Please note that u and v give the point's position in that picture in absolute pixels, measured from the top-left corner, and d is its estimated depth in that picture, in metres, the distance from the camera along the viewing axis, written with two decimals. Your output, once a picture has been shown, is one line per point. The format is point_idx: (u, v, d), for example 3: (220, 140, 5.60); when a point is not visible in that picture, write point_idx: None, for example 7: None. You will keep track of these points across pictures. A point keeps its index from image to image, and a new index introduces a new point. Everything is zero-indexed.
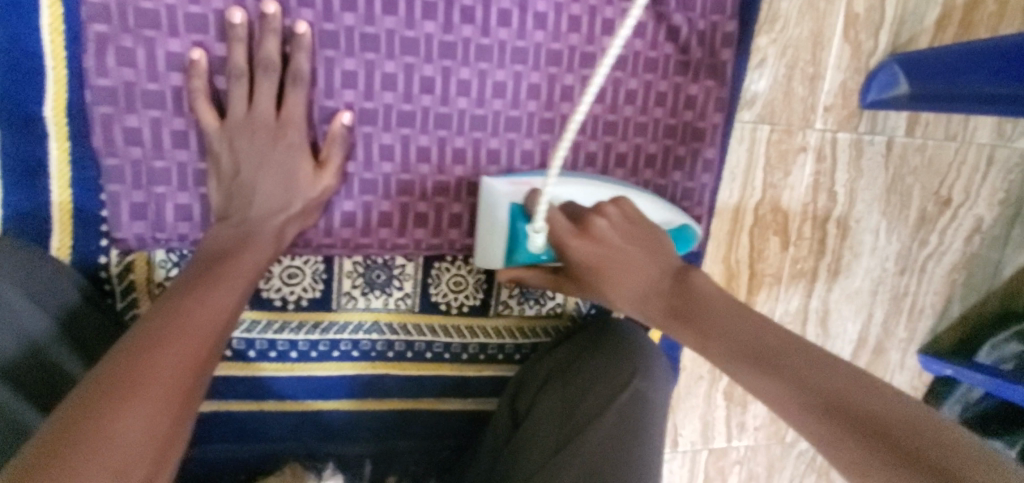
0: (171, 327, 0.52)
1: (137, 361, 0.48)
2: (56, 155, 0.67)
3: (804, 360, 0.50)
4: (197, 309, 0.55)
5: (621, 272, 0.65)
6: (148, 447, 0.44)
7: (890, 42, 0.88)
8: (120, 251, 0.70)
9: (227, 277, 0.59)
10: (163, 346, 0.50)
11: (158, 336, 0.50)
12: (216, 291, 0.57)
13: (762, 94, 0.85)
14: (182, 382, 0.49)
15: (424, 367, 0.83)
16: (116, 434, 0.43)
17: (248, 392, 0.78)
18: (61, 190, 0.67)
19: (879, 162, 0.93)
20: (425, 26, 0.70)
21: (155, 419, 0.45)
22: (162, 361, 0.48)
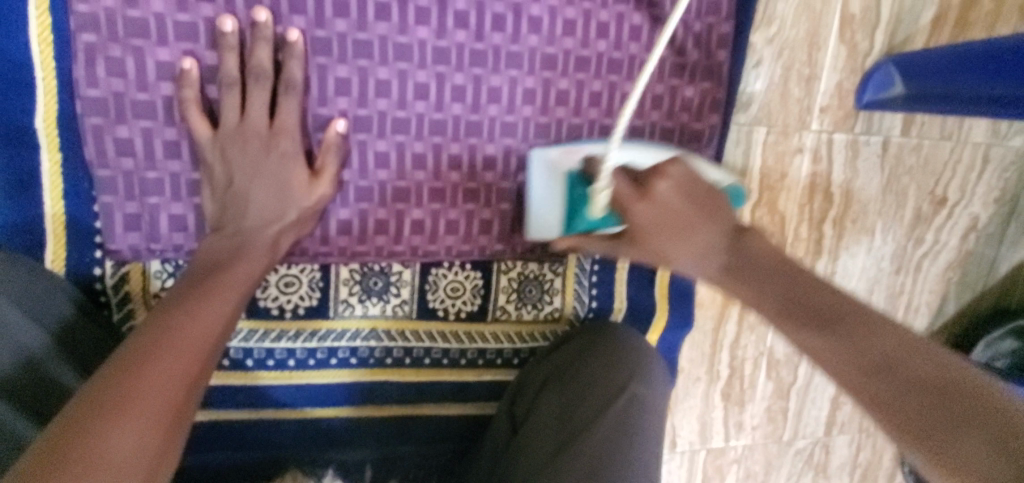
0: (162, 343, 0.52)
1: (129, 378, 0.48)
2: (48, 166, 0.66)
3: (864, 320, 0.51)
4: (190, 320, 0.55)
5: (672, 238, 0.62)
6: (140, 466, 0.45)
7: (886, 42, 0.87)
8: (115, 262, 0.70)
9: (221, 285, 0.59)
10: (155, 360, 0.50)
11: (149, 350, 0.51)
12: (208, 303, 0.57)
13: (758, 96, 0.85)
14: (173, 398, 0.49)
15: (423, 373, 0.83)
16: (105, 456, 0.43)
17: (247, 400, 0.78)
18: (54, 201, 0.67)
19: (875, 163, 0.94)
20: (419, 32, 0.70)
21: (144, 442, 0.46)
22: (153, 378, 0.49)
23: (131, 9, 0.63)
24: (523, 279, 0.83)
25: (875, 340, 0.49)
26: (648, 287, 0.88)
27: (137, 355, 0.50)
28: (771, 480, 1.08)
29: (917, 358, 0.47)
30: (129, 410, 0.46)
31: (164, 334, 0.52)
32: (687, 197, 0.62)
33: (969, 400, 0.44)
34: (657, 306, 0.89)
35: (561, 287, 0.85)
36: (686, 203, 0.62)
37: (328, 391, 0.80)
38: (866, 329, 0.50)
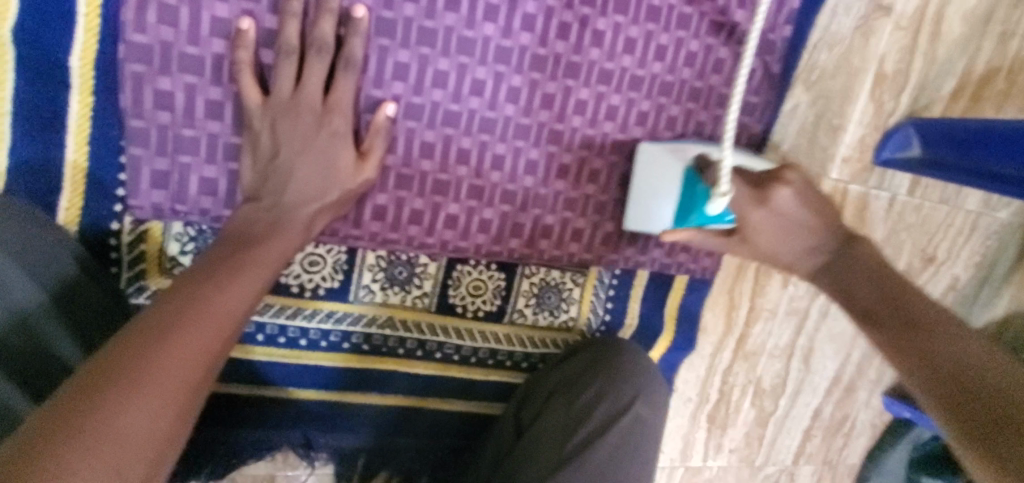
0: (187, 315, 0.49)
1: (142, 355, 0.45)
2: (77, 108, 0.62)
3: (945, 327, 0.61)
4: (214, 299, 0.52)
5: (781, 239, 0.74)
6: (150, 444, 0.42)
7: (909, 106, 0.92)
8: (134, 219, 0.65)
9: (248, 266, 0.56)
10: (173, 337, 0.47)
11: (167, 326, 0.48)
12: (236, 280, 0.55)
13: (790, 139, 0.88)
14: (194, 378, 0.46)
15: (432, 367, 0.82)
16: (112, 437, 0.40)
17: (251, 376, 0.76)
18: (78, 146, 0.63)
19: (880, 216, 0.99)
20: (485, 28, 0.69)
21: (159, 418, 0.43)
22: (170, 358, 0.46)
23: None
24: (544, 285, 0.83)
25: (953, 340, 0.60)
26: (660, 307, 0.90)
27: (154, 329, 0.47)
28: None
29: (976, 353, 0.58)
30: (140, 393, 0.43)
31: (183, 311, 0.49)
32: (794, 246, 0.74)
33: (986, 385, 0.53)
34: (666, 326, 0.91)
35: (578, 297, 0.85)
36: (785, 238, 0.74)
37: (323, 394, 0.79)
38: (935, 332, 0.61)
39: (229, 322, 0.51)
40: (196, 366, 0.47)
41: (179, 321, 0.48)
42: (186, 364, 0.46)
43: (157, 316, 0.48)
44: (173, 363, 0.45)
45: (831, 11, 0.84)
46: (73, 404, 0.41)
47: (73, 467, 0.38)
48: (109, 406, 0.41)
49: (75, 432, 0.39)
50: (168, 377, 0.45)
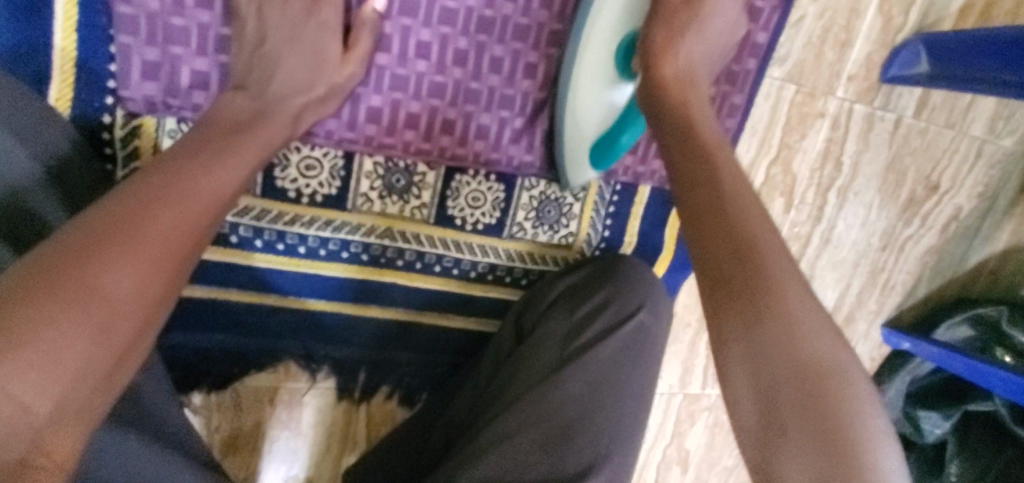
0: (172, 188, 0.48)
1: (128, 221, 0.44)
2: None
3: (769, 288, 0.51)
4: (203, 174, 0.51)
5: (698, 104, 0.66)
6: (133, 308, 0.42)
7: (918, 21, 0.90)
8: (127, 112, 0.64)
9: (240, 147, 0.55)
10: (158, 209, 0.46)
11: (152, 197, 0.46)
12: (222, 161, 0.53)
13: (795, 53, 0.86)
14: (178, 250, 0.46)
15: (431, 280, 0.82)
16: (95, 296, 0.40)
17: (250, 282, 0.75)
18: (66, 34, 0.61)
19: (884, 139, 0.97)
20: None
21: (143, 284, 0.43)
22: (161, 230, 0.45)
23: None
24: (544, 200, 0.83)
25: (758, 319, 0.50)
26: (660, 226, 0.89)
27: (143, 197, 0.46)
28: (736, 432, 1.12)
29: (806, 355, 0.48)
30: (124, 257, 0.43)
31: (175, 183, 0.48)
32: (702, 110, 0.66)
33: (816, 423, 0.45)
34: (665, 245, 0.90)
35: (578, 213, 0.85)
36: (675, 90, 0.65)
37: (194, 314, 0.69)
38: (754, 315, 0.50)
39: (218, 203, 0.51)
40: (185, 243, 0.47)
41: (163, 193, 0.47)
42: (169, 236, 0.46)
43: (141, 186, 0.47)
44: (156, 235, 0.45)
45: None
46: (57, 260, 0.40)
47: (58, 319, 0.38)
48: (92, 266, 0.41)
49: (58, 286, 0.39)
50: (156, 251, 0.45)
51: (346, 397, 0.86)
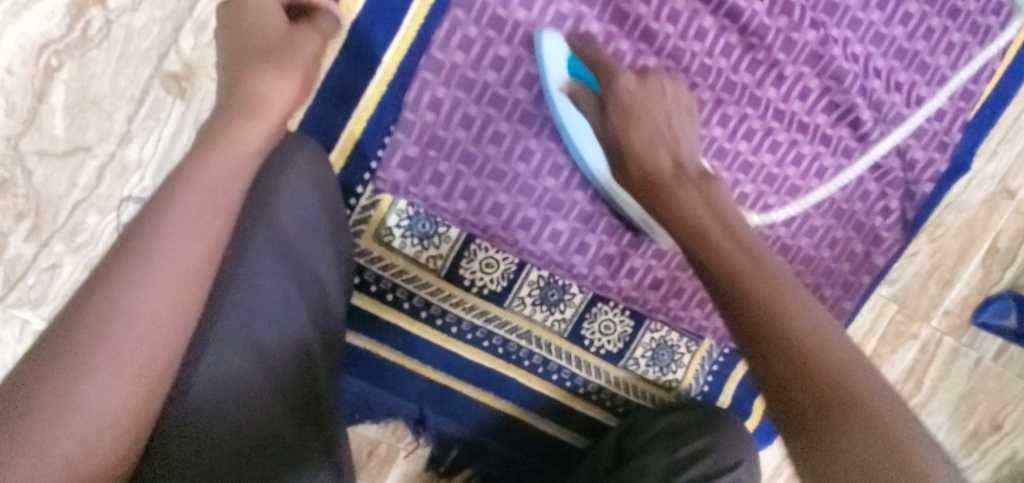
0: (153, 227, 0.50)
1: (119, 280, 0.48)
2: (370, 93, 0.75)
3: (826, 333, 0.49)
4: (166, 230, 0.51)
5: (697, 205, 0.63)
6: (150, 353, 0.47)
7: (1013, 278, 1.00)
8: (375, 188, 0.77)
9: (221, 163, 0.55)
10: (147, 256, 0.49)
11: (143, 244, 0.50)
12: (202, 166, 0.55)
13: (904, 279, 0.98)
14: (182, 288, 0.50)
15: (546, 385, 0.91)
16: (108, 361, 0.45)
17: (402, 345, 0.85)
18: (359, 121, 0.75)
19: (964, 373, 1.04)
20: (691, 116, 0.82)
21: (150, 333, 0.48)
22: (130, 299, 0.47)
23: (500, 10, 0.74)
24: (661, 343, 0.92)
25: (797, 352, 0.47)
26: (752, 394, 0.97)
27: (104, 271, 0.48)
28: None
29: (867, 374, 0.47)
30: (123, 317, 0.47)
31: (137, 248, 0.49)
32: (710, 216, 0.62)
33: None
34: (753, 413, 0.98)
35: (686, 362, 0.94)
36: (641, 135, 0.67)
37: (276, 196, 0.63)
38: (804, 335, 0.48)
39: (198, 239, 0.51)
40: (172, 299, 0.49)
41: (150, 240, 0.50)
42: (167, 280, 0.49)
43: (130, 238, 0.50)
44: (153, 287, 0.48)
45: (965, 182, 0.95)
46: (67, 338, 0.45)
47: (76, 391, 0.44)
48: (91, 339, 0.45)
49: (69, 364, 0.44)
50: (124, 329, 0.47)
51: (432, 467, 0.92)
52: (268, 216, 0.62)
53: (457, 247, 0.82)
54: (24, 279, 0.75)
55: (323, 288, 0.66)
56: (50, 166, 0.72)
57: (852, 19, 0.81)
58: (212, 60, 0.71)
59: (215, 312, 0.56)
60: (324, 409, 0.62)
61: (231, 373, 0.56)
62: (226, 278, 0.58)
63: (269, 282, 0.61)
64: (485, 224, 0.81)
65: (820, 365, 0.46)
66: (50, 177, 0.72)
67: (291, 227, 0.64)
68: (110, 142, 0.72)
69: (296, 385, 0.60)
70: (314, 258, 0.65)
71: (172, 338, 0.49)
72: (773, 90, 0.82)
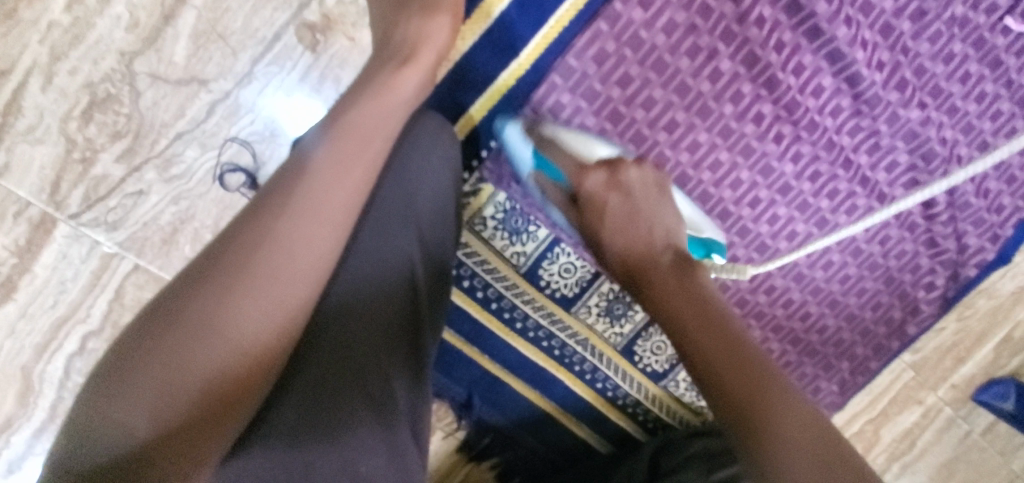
0: (307, 173, 0.55)
1: (272, 215, 0.53)
2: (498, 84, 0.77)
3: (741, 351, 0.52)
4: (314, 178, 0.55)
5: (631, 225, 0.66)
6: (289, 288, 0.52)
7: (1018, 365, 1.09)
8: (480, 176, 0.79)
9: (365, 118, 0.59)
10: (297, 198, 0.54)
11: (296, 187, 0.54)
12: (350, 120, 0.58)
13: (924, 349, 1.06)
14: (323, 234, 0.54)
15: (589, 392, 0.94)
16: (254, 286, 0.50)
17: (467, 331, 0.86)
18: (481, 108, 0.78)
19: (953, 442, 1.12)
20: (786, 165, 0.85)
21: (293, 269, 0.52)
22: (280, 235, 0.52)
23: (641, 32, 0.77)
24: None
25: (740, 379, 0.50)
26: None
27: (262, 206, 0.53)
28: None
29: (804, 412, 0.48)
30: (274, 251, 0.52)
31: (281, 200, 0.54)
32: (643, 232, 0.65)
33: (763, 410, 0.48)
34: None
35: None
36: (609, 229, 0.66)
37: (406, 158, 0.68)
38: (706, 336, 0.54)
39: (333, 196, 0.55)
40: (314, 243, 0.54)
41: (302, 183, 0.54)
42: (312, 223, 0.54)
43: (286, 179, 0.55)
44: (298, 228, 0.53)
45: (1002, 272, 1.02)
46: (224, 258, 0.50)
47: (226, 307, 0.49)
48: (241, 262, 0.50)
49: (224, 283, 0.50)
50: (259, 273, 0.51)
51: (462, 450, 0.94)
52: (394, 177, 0.66)
53: (542, 248, 0.83)
54: (105, 200, 0.72)
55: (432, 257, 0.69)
56: (160, 91, 0.70)
57: (951, 106, 0.86)
58: (352, 18, 0.70)
59: (345, 260, 0.62)
60: (422, 362, 0.65)
61: (349, 333, 0.60)
62: (359, 229, 0.64)
63: (390, 237, 0.64)
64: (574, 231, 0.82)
65: (765, 398, 0.48)
66: (157, 102, 0.70)
67: (419, 196, 0.67)
68: (227, 80, 0.70)
69: (404, 337, 0.64)
70: (435, 221, 0.69)
71: (295, 286, 0.52)
72: (866, 157, 0.87)
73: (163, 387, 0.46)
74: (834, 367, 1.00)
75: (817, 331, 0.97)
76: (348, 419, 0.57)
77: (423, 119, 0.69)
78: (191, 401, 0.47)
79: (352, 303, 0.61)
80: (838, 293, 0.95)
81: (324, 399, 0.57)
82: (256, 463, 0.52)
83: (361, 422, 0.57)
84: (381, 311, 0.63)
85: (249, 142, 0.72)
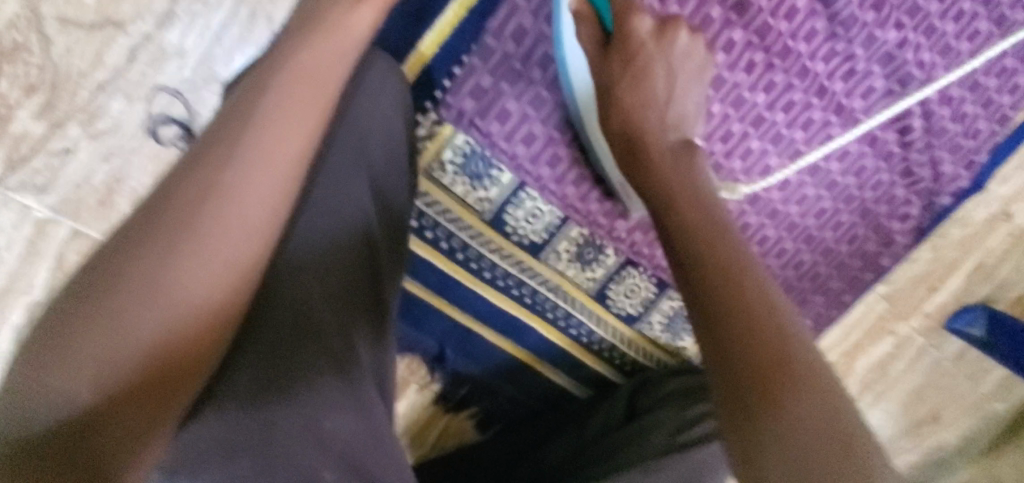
0: (247, 124, 0.50)
1: (210, 165, 0.48)
2: (448, 16, 0.71)
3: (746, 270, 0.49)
4: (256, 128, 0.50)
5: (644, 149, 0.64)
6: (240, 241, 0.48)
7: (987, 292, 1.09)
8: (436, 119, 0.74)
9: (308, 64, 0.54)
10: (238, 148, 0.49)
11: (236, 137, 0.49)
12: (296, 69, 0.54)
13: (897, 280, 1.05)
14: (272, 186, 0.50)
15: (563, 338, 0.93)
16: (200, 239, 0.45)
17: (434, 284, 0.84)
18: (431, 44, 0.72)
19: (924, 368, 1.15)
20: (758, 96, 0.82)
21: (241, 220, 0.48)
22: (225, 187, 0.47)
23: None
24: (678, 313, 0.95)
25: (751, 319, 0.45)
26: None
27: (199, 159, 0.48)
28: None
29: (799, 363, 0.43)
30: (217, 201, 0.47)
31: (227, 148, 0.49)
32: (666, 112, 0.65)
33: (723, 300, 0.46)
34: None
35: None
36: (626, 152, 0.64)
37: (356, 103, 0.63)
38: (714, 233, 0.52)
39: (280, 148, 0.51)
40: (262, 193, 0.49)
41: (243, 132, 0.50)
42: (259, 171, 0.49)
43: (223, 131, 0.50)
44: (243, 176, 0.48)
45: (976, 199, 1.01)
46: (160, 213, 0.45)
47: (166, 264, 0.44)
48: (182, 216, 0.45)
49: (166, 238, 0.44)
50: (203, 227, 0.45)
51: (440, 402, 0.94)
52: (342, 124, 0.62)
53: (506, 193, 0.80)
54: (30, 162, 0.66)
55: (390, 206, 0.66)
56: (73, 37, 0.63)
57: (929, 26, 0.82)
58: None
59: (299, 212, 0.58)
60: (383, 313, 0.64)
61: (303, 292, 0.57)
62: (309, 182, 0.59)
63: (342, 190, 0.61)
64: (540, 174, 0.80)
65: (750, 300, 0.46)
66: (71, 49, 0.64)
67: (373, 148, 0.64)
68: (147, 22, 0.64)
69: (364, 296, 0.62)
70: (387, 171, 0.66)
71: (247, 238, 0.48)
72: (841, 83, 0.83)
73: (101, 351, 0.40)
74: (807, 302, 1.00)
75: (792, 267, 0.96)
76: (306, 382, 0.53)
77: (373, 59, 0.65)
78: (133, 365, 0.42)
79: (310, 258, 0.59)
80: (813, 226, 0.93)
81: (279, 360, 0.53)
82: (213, 427, 0.47)
83: (321, 383, 0.54)
84: (335, 266, 0.60)
85: (180, 91, 0.67)
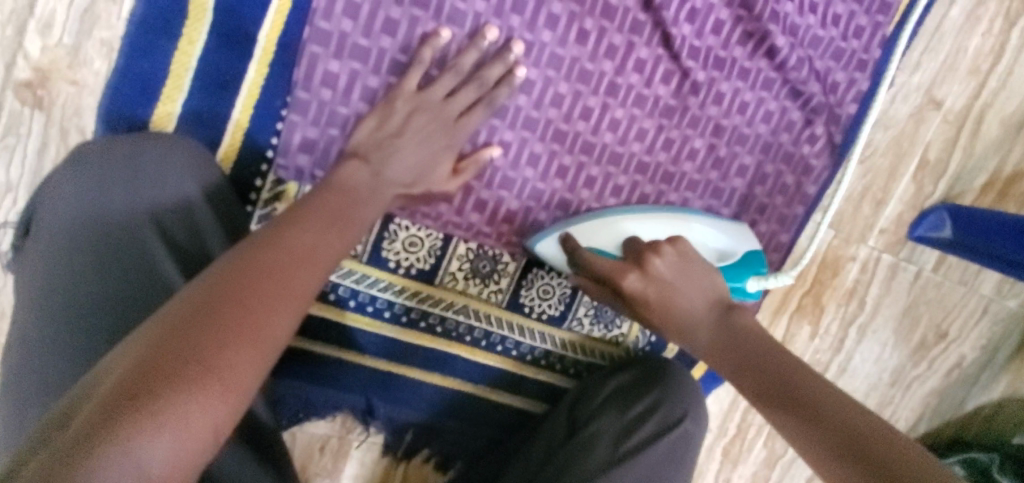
0: (238, 305, 0.47)
1: (190, 350, 0.43)
2: (179, 57, 0.69)
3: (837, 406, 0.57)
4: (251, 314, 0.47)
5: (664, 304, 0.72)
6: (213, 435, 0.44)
7: (944, 191, 1.00)
8: (276, 178, 0.74)
9: (287, 255, 0.53)
10: (229, 337, 0.45)
11: (215, 317, 0.45)
12: (296, 261, 0.53)
13: (837, 204, 0.98)
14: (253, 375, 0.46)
15: (492, 356, 0.89)
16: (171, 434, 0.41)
17: (336, 337, 0.83)
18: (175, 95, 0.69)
19: (905, 286, 1.05)
20: (604, 63, 0.79)
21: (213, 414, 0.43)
22: (207, 376, 0.43)
23: None
24: None
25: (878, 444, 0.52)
26: None
27: (174, 339, 0.43)
28: None
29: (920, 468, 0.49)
30: (192, 391, 0.42)
31: (227, 324, 0.46)
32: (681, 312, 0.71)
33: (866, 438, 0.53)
34: None
35: (631, 316, 0.93)
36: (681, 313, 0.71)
37: (132, 180, 0.63)
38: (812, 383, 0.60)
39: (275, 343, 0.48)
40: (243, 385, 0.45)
41: (226, 316, 0.46)
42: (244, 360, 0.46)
43: (202, 310, 0.46)
44: (227, 366, 0.44)
45: (890, 98, 0.95)
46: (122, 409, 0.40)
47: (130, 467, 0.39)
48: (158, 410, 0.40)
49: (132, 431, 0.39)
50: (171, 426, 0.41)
51: (388, 453, 0.91)
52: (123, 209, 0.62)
53: (375, 231, 0.79)
54: None
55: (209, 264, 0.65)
56: None
57: None
58: (65, 61, 0.67)
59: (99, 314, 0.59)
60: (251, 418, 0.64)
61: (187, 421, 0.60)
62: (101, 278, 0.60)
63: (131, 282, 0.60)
64: None
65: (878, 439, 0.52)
66: None
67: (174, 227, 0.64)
68: None
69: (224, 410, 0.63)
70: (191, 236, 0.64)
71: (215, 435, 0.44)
72: (687, 26, 0.79)
73: None
74: None
75: None
76: None
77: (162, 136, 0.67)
78: None
79: None
80: (717, 176, 0.87)
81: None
82: None
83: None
84: None
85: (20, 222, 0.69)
